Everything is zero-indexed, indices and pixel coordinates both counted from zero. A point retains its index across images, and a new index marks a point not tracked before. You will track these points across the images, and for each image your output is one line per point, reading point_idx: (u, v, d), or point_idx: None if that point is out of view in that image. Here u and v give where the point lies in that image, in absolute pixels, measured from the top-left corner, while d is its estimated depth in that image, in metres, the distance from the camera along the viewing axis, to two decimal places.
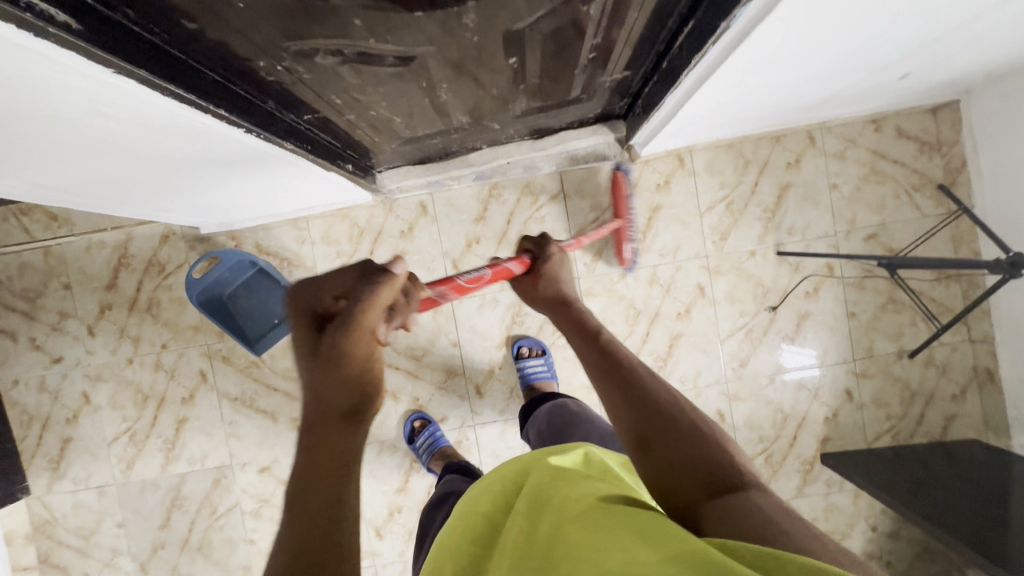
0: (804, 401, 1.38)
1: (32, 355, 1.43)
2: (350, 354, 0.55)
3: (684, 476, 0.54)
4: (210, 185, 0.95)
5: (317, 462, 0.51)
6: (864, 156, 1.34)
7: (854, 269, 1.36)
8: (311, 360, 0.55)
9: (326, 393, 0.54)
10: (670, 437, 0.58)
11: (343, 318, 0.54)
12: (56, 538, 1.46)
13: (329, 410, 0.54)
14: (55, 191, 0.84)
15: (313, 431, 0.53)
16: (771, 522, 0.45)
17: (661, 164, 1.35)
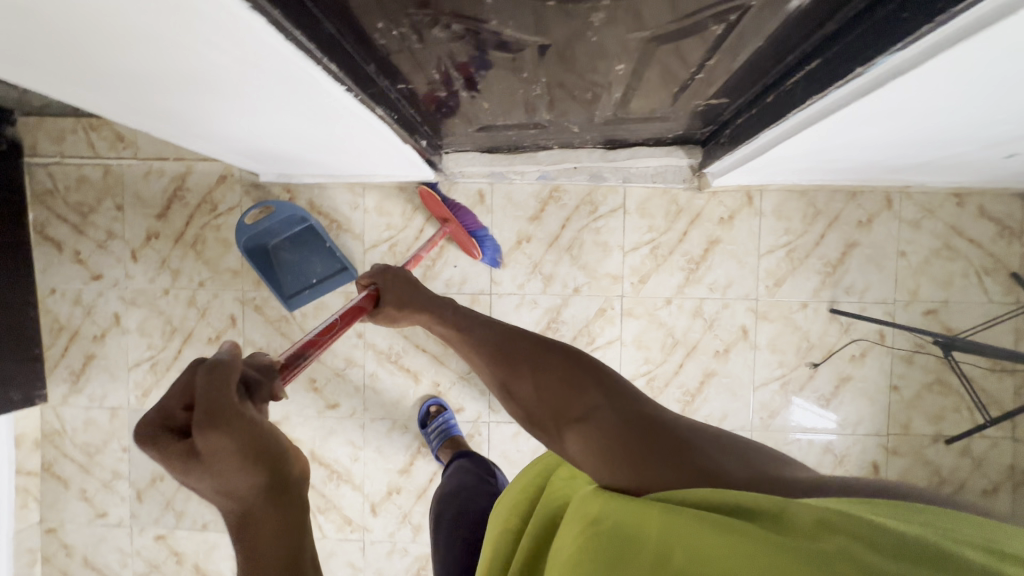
0: (827, 464, 1.33)
1: (74, 268, 1.45)
2: (234, 446, 0.41)
3: (546, 414, 0.72)
4: (268, 134, 0.92)
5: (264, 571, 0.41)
6: (940, 229, 1.29)
7: (907, 342, 1.30)
8: (194, 470, 0.41)
9: (241, 496, 0.42)
10: (528, 384, 0.75)
11: (208, 422, 0.40)
12: (62, 449, 1.48)
13: (251, 508, 0.42)
14: (141, 115, 0.85)
15: (247, 541, 0.42)
16: (611, 435, 0.64)
17: (728, 198, 1.32)
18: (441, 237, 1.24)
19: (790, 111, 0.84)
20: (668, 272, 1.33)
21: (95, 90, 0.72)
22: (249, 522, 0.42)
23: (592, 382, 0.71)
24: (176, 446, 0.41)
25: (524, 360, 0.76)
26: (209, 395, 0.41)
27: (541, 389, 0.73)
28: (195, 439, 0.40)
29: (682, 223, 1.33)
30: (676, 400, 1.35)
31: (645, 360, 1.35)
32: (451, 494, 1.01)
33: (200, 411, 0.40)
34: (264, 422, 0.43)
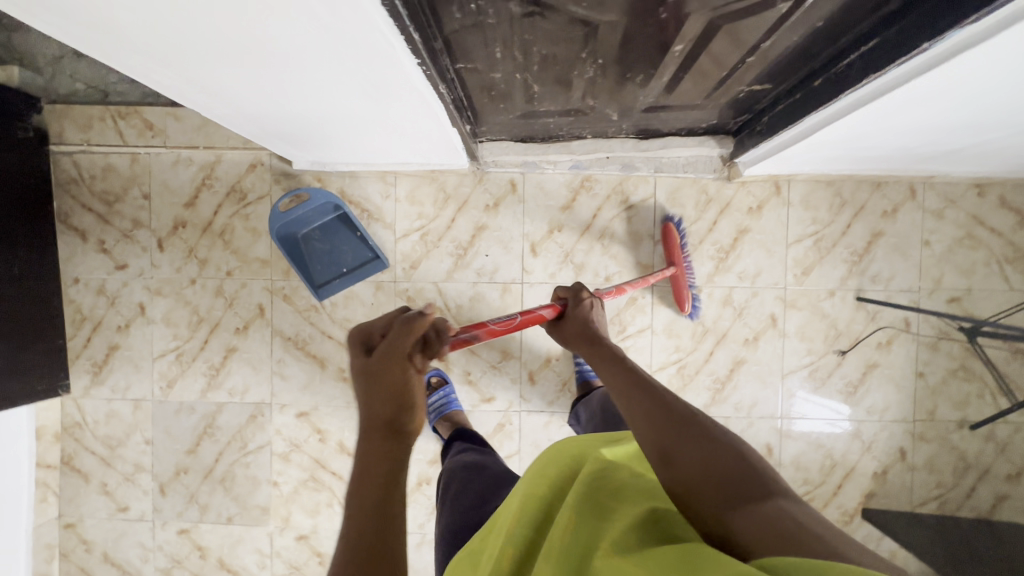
0: (856, 451, 1.35)
1: (98, 258, 1.43)
2: (387, 373, 0.59)
3: (710, 485, 0.54)
4: (319, 110, 0.91)
5: (370, 469, 0.56)
6: (963, 219, 1.32)
7: (931, 329, 1.33)
8: (362, 379, 0.61)
9: (375, 413, 0.59)
10: (688, 441, 0.59)
11: (385, 351, 0.60)
12: (82, 442, 1.45)
13: (376, 422, 0.58)
14: (198, 91, 0.85)
15: (367, 441, 0.58)
16: (811, 533, 0.46)
17: (757, 188, 1.34)
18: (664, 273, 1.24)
19: (841, 94, 0.86)
20: (698, 261, 1.35)
21: (163, 60, 0.72)
22: (373, 436, 0.58)
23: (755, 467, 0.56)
24: (362, 358, 0.61)
25: (691, 420, 0.62)
26: (395, 341, 0.60)
27: (704, 451, 0.57)
28: (372, 359, 0.60)
29: (713, 212, 1.35)
30: (706, 388, 1.36)
31: (676, 348, 1.36)
32: (456, 471, 0.99)
33: (386, 344, 0.60)
34: (412, 378, 0.60)
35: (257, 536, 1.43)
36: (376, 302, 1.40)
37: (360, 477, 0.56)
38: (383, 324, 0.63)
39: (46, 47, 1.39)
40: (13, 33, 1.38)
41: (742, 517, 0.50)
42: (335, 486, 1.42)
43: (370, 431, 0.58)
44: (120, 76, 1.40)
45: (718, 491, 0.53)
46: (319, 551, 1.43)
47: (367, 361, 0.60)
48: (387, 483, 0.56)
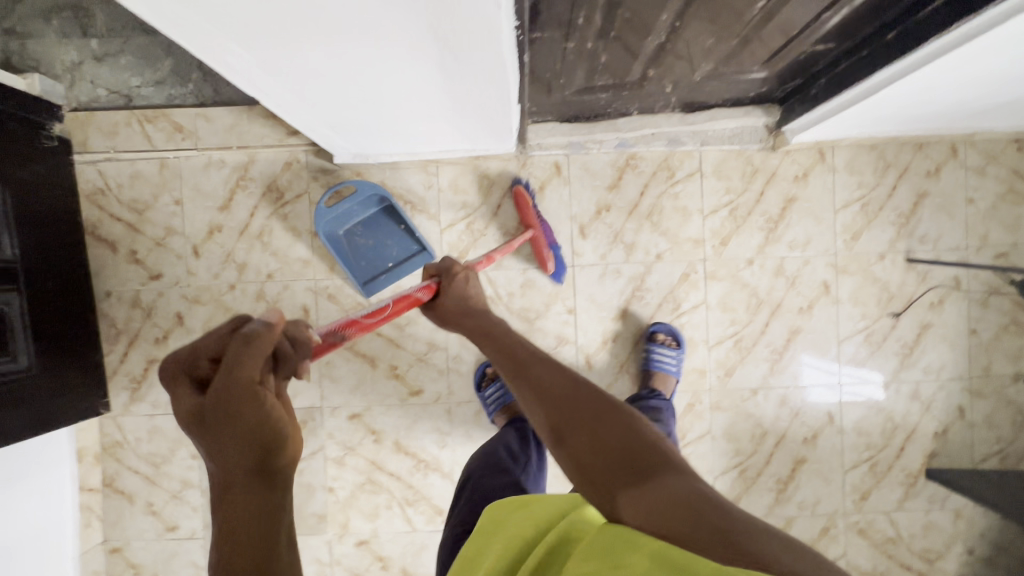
0: (915, 412, 1.35)
1: (131, 268, 1.38)
2: (232, 410, 0.49)
3: (600, 465, 0.62)
4: (380, 88, 0.87)
5: (234, 522, 0.49)
6: (1004, 175, 1.33)
7: (981, 285, 1.34)
8: (202, 424, 0.49)
9: (230, 460, 0.49)
10: (580, 425, 0.66)
11: (228, 387, 0.48)
12: (124, 462, 1.40)
13: (235, 469, 0.49)
14: (265, 73, 0.81)
15: (225, 496, 0.50)
16: (688, 499, 0.55)
17: (802, 156, 1.34)
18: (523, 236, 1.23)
19: (924, 41, 0.85)
20: (749, 232, 1.34)
21: (236, 32, 0.68)
22: (234, 485, 0.50)
23: (640, 440, 0.64)
24: (195, 398, 0.50)
25: (585, 404, 0.68)
26: (236, 366, 0.49)
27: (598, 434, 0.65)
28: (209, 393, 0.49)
29: (759, 183, 1.34)
30: (764, 360, 1.35)
31: (731, 322, 1.35)
32: (474, 470, 1.03)
33: (221, 372, 0.49)
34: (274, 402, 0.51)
35: (315, 546, 1.39)
36: None
37: (224, 532, 0.49)
38: (205, 352, 0.51)
39: (64, 53, 1.34)
40: (27, 40, 1.33)
41: (633, 489, 0.58)
42: (393, 488, 1.38)
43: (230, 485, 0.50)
44: (144, 79, 1.35)
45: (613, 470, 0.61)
46: (381, 556, 1.38)
47: (201, 399, 0.49)
48: (266, 529, 0.50)
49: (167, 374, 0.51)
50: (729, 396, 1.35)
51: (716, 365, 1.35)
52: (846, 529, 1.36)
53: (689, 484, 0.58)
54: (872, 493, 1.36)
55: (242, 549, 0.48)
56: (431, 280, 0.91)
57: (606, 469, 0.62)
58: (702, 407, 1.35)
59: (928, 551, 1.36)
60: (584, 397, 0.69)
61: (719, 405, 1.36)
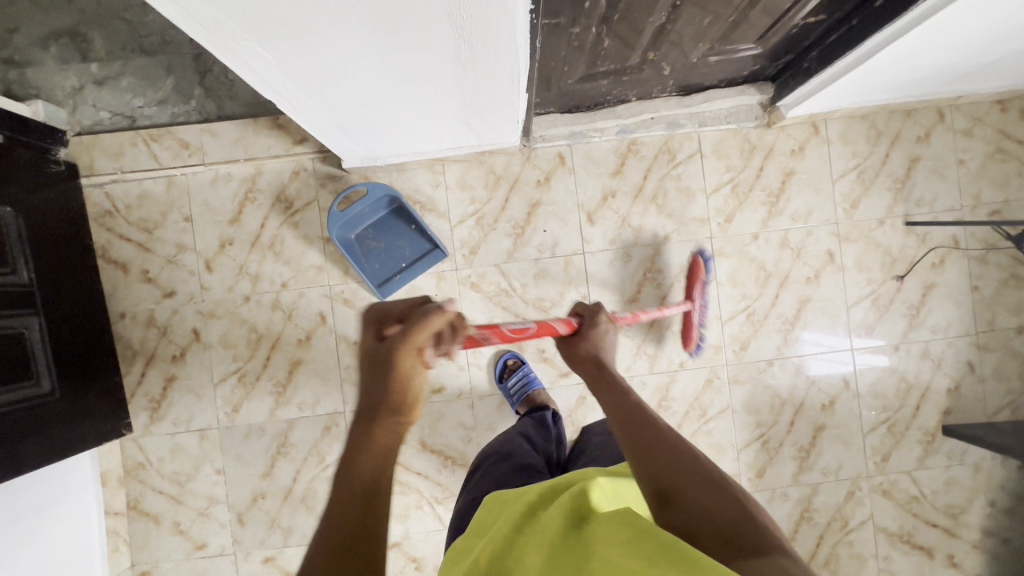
0: (927, 370, 1.39)
1: (144, 288, 1.38)
2: (396, 360, 0.69)
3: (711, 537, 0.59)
4: (393, 80, 0.88)
5: (364, 448, 0.64)
6: (990, 135, 1.38)
7: (978, 243, 1.38)
8: (373, 361, 0.70)
9: (376, 396, 0.68)
10: (688, 483, 0.63)
11: (398, 341, 0.70)
12: (148, 483, 1.38)
13: (378, 405, 0.67)
14: (284, 74, 0.83)
15: (364, 424, 0.67)
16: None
17: (796, 131, 1.38)
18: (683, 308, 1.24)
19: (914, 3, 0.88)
20: (751, 208, 1.38)
21: (261, 32, 0.70)
22: (371, 417, 0.67)
23: (753, 517, 0.60)
24: (373, 345, 0.71)
25: (696, 468, 0.64)
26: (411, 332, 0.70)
27: (708, 500, 0.61)
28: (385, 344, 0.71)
29: (758, 159, 1.38)
30: (777, 330, 1.38)
31: (742, 296, 1.38)
32: (488, 455, 1.03)
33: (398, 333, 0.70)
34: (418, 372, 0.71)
35: None
36: (440, 292, 1.38)
37: (355, 451, 0.64)
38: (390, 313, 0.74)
39: (65, 79, 1.35)
40: (27, 69, 1.34)
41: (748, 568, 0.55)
42: (422, 487, 1.38)
43: (370, 411, 0.67)
44: (146, 99, 1.36)
45: (725, 545, 0.58)
46: (414, 556, 1.38)
47: (378, 347, 0.71)
48: (380, 465, 0.63)
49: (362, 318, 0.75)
50: (746, 369, 1.38)
51: (731, 340, 1.38)
52: (871, 491, 1.38)
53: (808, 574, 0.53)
54: (892, 454, 1.39)
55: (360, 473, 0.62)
56: (575, 318, 0.95)
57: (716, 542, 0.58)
58: (721, 381, 1.38)
59: (952, 506, 1.39)
60: (693, 456, 0.66)
61: (737, 378, 1.38)
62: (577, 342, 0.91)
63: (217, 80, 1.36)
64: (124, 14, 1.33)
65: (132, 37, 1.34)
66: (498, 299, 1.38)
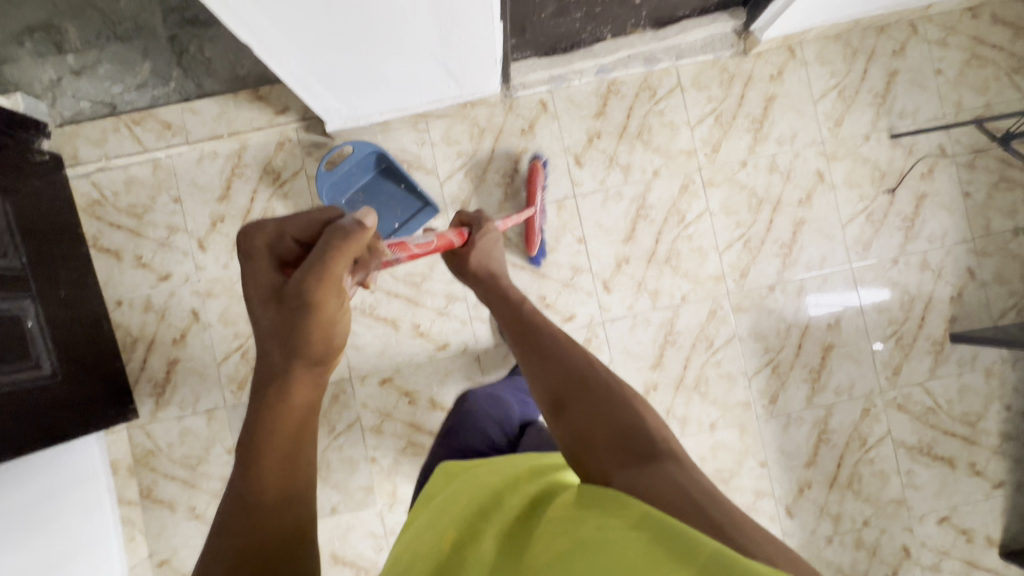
0: (928, 281, 1.39)
1: (138, 273, 1.38)
2: (313, 296, 0.65)
3: (599, 439, 0.63)
4: (366, 14, 0.85)
5: (282, 411, 0.63)
6: (965, 42, 1.39)
7: (965, 149, 1.39)
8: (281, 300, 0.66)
9: (284, 341, 0.64)
10: (584, 398, 0.68)
11: (307, 279, 0.65)
12: (160, 470, 1.37)
13: (291, 359, 0.64)
14: (266, 17, 0.83)
15: (275, 379, 0.64)
16: (695, 504, 0.52)
17: (773, 57, 1.39)
18: (523, 213, 1.27)
19: None
20: (737, 136, 1.38)
21: None
22: (275, 368, 0.64)
23: (647, 427, 0.64)
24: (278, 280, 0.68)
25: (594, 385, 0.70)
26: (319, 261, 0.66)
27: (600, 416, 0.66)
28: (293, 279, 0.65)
29: (738, 87, 1.38)
30: (775, 256, 1.38)
31: (737, 225, 1.38)
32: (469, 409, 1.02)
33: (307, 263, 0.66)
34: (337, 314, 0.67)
35: (367, 519, 1.37)
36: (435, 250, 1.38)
37: (270, 421, 0.62)
38: (281, 238, 0.71)
39: (42, 73, 1.35)
40: (4, 66, 1.34)
41: (632, 472, 0.57)
42: None
43: (281, 359, 0.64)
44: (125, 85, 1.37)
45: (613, 448, 0.61)
46: None
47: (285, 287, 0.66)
48: (297, 435, 0.63)
49: (247, 245, 0.69)
50: (748, 296, 1.38)
51: (730, 269, 1.38)
52: (886, 407, 1.38)
53: (693, 482, 0.56)
54: (903, 367, 1.38)
55: (278, 445, 0.62)
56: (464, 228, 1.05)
57: (604, 443, 0.62)
58: (724, 311, 1.37)
59: (968, 415, 1.38)
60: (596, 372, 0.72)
61: (740, 306, 1.38)
62: (467, 253, 1.01)
63: (194, 60, 1.37)
64: (95, 3, 1.33)
65: (105, 24, 1.34)
66: None
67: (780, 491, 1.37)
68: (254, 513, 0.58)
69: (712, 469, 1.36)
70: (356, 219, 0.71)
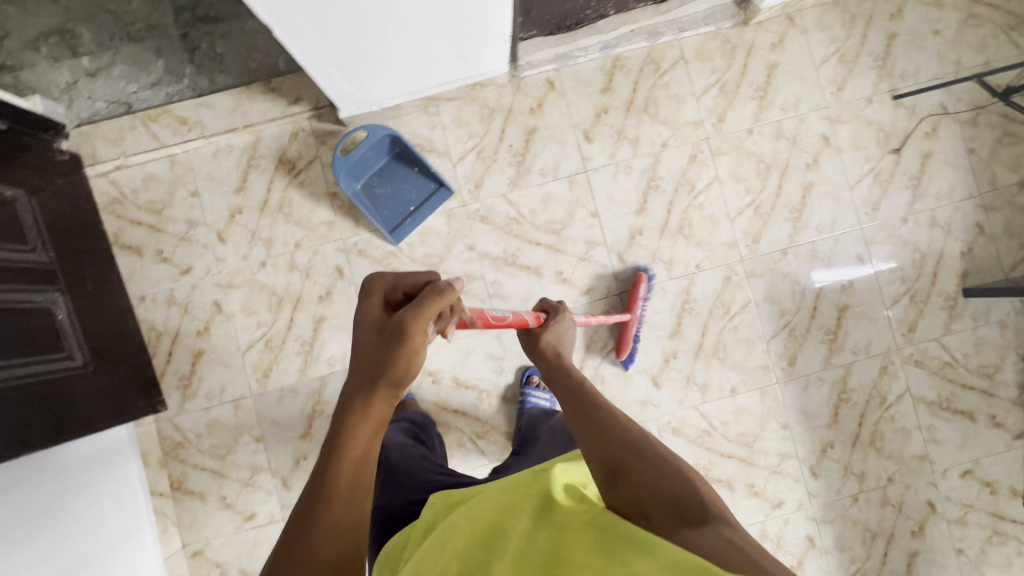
0: (938, 238, 1.40)
1: (160, 268, 1.40)
2: (414, 338, 0.69)
3: (657, 504, 0.60)
4: None
5: (357, 433, 0.66)
6: (960, 2, 1.42)
7: (967, 106, 1.41)
8: (382, 337, 0.69)
9: (377, 372, 0.68)
10: (637, 459, 0.65)
11: (415, 321, 0.68)
12: (189, 461, 1.38)
13: (375, 386, 0.68)
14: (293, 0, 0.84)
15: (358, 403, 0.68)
16: (744, 552, 0.52)
17: (773, 25, 1.41)
18: (618, 318, 1.28)
19: None
20: (742, 104, 1.41)
21: None
22: (360, 393, 0.68)
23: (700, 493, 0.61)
24: (381, 318, 0.72)
25: (646, 447, 0.67)
26: (426, 308, 0.69)
27: (654, 478, 0.63)
28: (400, 317, 0.68)
29: (741, 57, 1.41)
30: (786, 220, 1.40)
31: (747, 191, 1.40)
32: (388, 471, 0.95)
33: (415, 306, 0.69)
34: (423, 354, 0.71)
35: None
36: (451, 230, 1.39)
37: (347, 437, 0.65)
38: (398, 287, 0.75)
39: (57, 76, 1.37)
40: (20, 71, 1.37)
41: (687, 536, 0.55)
42: (461, 425, 1.38)
43: (368, 384, 0.69)
44: (140, 84, 1.39)
45: (667, 513, 0.59)
46: None
47: (387, 324, 0.70)
48: (366, 451, 0.66)
49: (368, 284, 0.74)
50: (762, 262, 1.40)
51: (743, 235, 1.40)
52: (903, 363, 1.39)
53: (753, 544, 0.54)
54: (918, 324, 1.40)
55: (348, 465, 0.64)
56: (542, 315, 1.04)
57: (660, 506, 0.60)
58: (739, 277, 1.39)
59: (985, 367, 1.39)
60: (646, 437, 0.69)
61: (755, 271, 1.40)
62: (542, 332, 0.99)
63: (206, 56, 1.39)
64: (108, 6, 1.37)
65: (118, 26, 1.38)
66: (510, 228, 1.39)
67: (804, 452, 1.38)
68: (317, 527, 0.59)
69: (735, 434, 1.38)
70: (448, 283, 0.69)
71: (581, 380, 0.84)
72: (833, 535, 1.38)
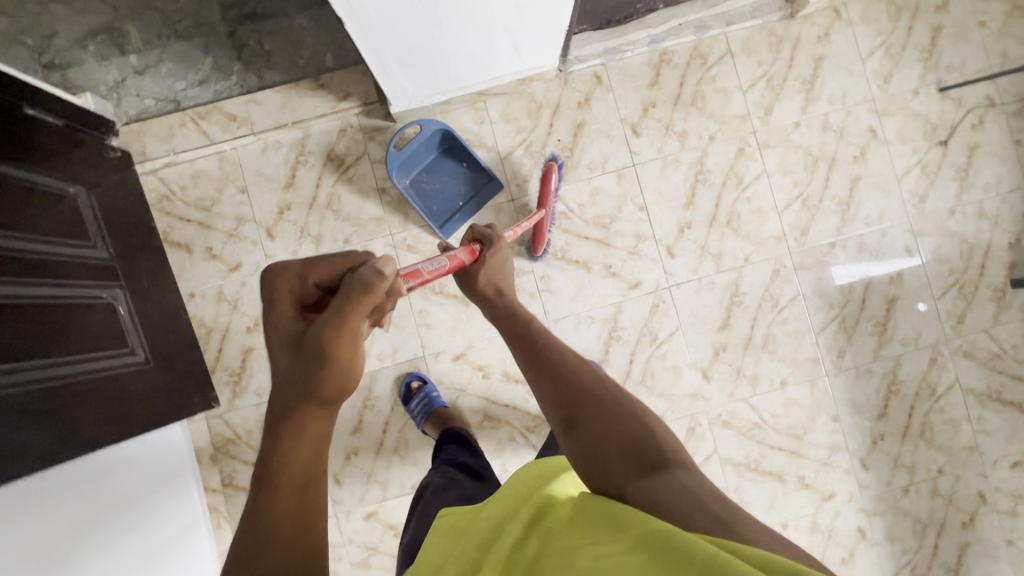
0: (986, 229, 1.41)
1: (210, 265, 1.40)
2: (334, 343, 0.67)
3: (614, 449, 0.68)
4: None
5: (292, 445, 0.64)
6: None
7: (1013, 98, 1.42)
8: (301, 346, 0.68)
9: (302, 382, 0.66)
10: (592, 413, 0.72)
11: (331, 326, 0.68)
12: (239, 457, 1.39)
13: (303, 394, 0.66)
14: None
15: (290, 417, 0.65)
16: (696, 496, 0.59)
17: (819, 18, 1.41)
18: (535, 220, 1.26)
19: None
20: (789, 97, 1.41)
21: None
22: (287, 408, 0.66)
23: (654, 434, 0.69)
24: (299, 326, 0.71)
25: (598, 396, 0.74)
26: (342, 310, 0.69)
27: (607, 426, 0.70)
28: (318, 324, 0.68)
29: (787, 50, 1.41)
30: (834, 213, 1.40)
31: (795, 184, 1.40)
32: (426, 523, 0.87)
33: (332, 309, 0.69)
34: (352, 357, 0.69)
35: None
36: (500, 225, 1.40)
37: (283, 451, 0.64)
38: (304, 283, 0.74)
39: (105, 74, 1.38)
40: (68, 70, 1.37)
41: (645, 481, 0.63)
42: (511, 419, 1.39)
43: (295, 398, 0.66)
44: (188, 81, 1.39)
45: (622, 455, 0.67)
46: None
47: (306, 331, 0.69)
48: (315, 455, 0.65)
49: (271, 286, 0.73)
50: (810, 255, 1.40)
51: (791, 228, 1.40)
52: (952, 355, 1.39)
53: (699, 484, 0.61)
54: (966, 315, 1.40)
55: (287, 476, 0.62)
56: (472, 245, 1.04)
57: (616, 451, 0.67)
58: (788, 270, 1.40)
59: None
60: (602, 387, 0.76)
61: (804, 264, 1.40)
62: (477, 271, 1.00)
63: (254, 54, 1.39)
64: (155, 4, 1.37)
65: (165, 24, 1.38)
66: (559, 223, 1.39)
67: (854, 444, 1.38)
68: (263, 534, 0.58)
69: (786, 426, 1.38)
70: (375, 269, 0.71)
71: (531, 323, 0.91)
72: (883, 526, 1.38)
